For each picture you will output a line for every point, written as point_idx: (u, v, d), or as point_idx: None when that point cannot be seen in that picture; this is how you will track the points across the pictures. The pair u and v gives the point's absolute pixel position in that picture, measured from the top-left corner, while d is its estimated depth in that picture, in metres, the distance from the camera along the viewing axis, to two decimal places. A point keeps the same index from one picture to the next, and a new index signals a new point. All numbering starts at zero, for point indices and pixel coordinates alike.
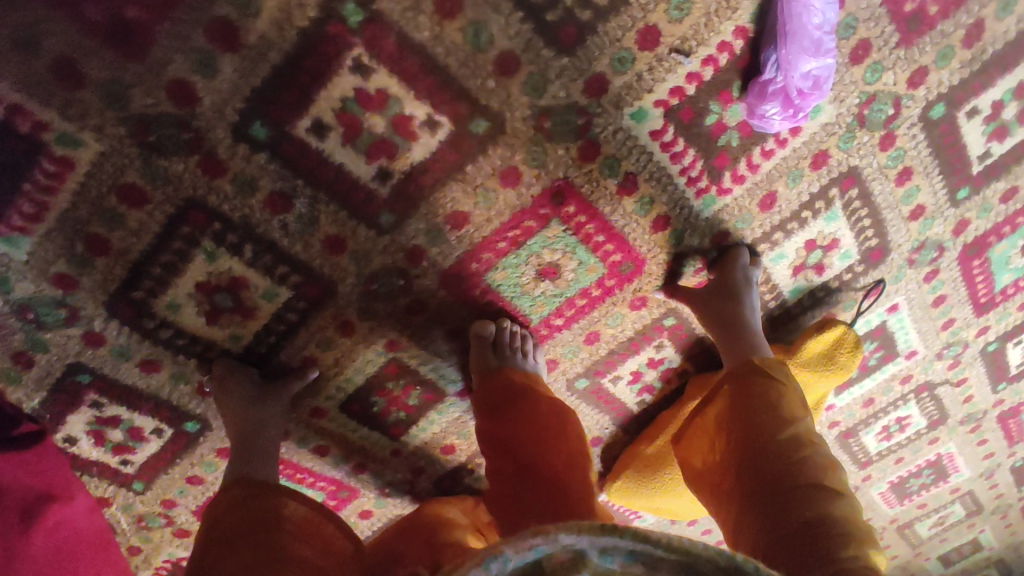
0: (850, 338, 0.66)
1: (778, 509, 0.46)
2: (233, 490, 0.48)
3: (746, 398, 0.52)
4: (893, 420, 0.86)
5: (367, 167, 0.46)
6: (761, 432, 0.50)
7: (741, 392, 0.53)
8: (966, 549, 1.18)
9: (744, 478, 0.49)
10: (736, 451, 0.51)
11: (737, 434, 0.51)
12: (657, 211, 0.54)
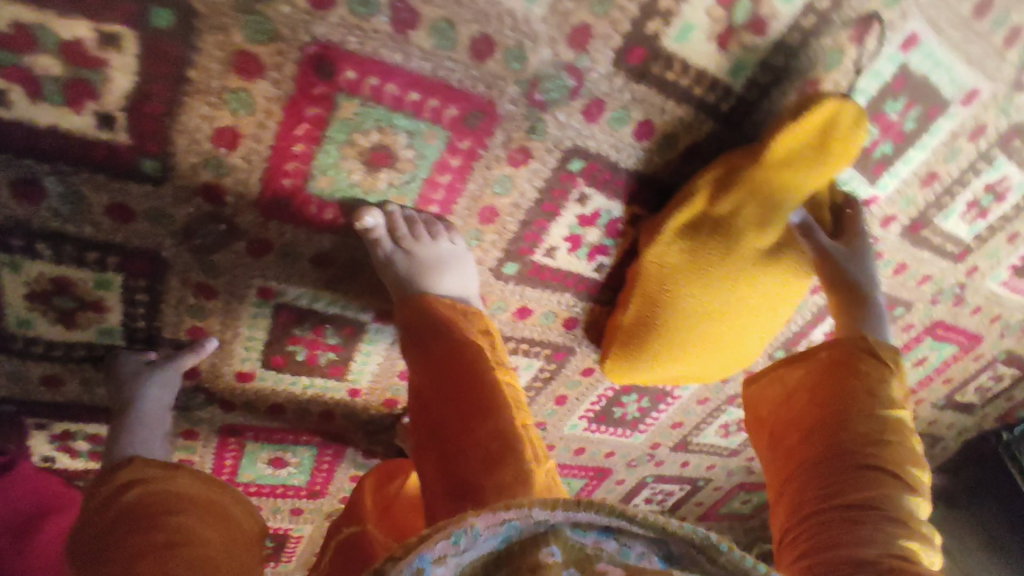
0: (851, 116, 0.46)
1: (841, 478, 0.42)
2: (108, 484, 0.45)
3: (841, 366, 0.48)
4: (981, 190, 0.64)
5: (80, 117, 0.38)
6: (843, 408, 0.45)
7: (837, 361, 0.48)
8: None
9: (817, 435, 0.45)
10: (817, 399, 0.47)
11: (814, 407, 0.47)
12: (470, 36, 0.40)
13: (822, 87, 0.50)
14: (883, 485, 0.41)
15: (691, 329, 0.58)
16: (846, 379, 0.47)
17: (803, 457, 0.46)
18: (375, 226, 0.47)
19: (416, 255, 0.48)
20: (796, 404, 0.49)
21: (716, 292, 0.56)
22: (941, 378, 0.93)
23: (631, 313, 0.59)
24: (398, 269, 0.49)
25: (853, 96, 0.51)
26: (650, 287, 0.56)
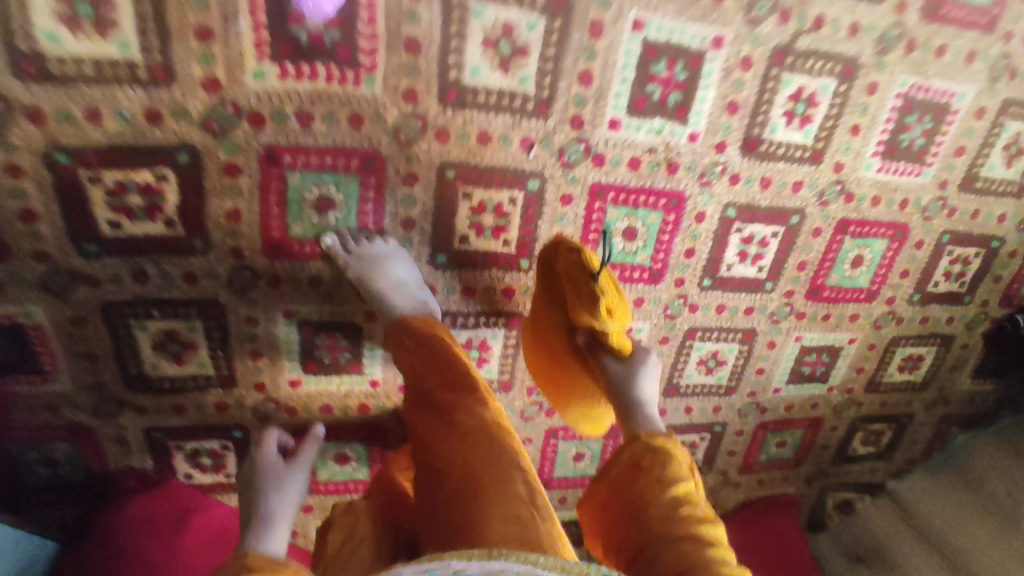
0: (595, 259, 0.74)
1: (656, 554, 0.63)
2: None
3: (633, 466, 0.70)
4: (789, 102, 0.81)
5: (156, 225, 0.69)
6: (648, 500, 0.66)
7: (631, 465, 0.70)
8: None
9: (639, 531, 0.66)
10: (630, 501, 0.68)
11: (628, 492, 0.68)
12: (345, 115, 0.69)
13: (595, 72, 0.73)
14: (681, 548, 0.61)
15: (557, 357, 0.84)
16: (646, 476, 0.68)
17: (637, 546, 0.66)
18: (332, 243, 0.75)
19: (361, 253, 0.75)
20: (616, 491, 0.70)
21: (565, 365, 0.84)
22: (895, 271, 1.02)
23: (529, 346, 0.86)
24: (352, 269, 0.75)
25: (620, 70, 0.73)
26: (533, 325, 0.84)
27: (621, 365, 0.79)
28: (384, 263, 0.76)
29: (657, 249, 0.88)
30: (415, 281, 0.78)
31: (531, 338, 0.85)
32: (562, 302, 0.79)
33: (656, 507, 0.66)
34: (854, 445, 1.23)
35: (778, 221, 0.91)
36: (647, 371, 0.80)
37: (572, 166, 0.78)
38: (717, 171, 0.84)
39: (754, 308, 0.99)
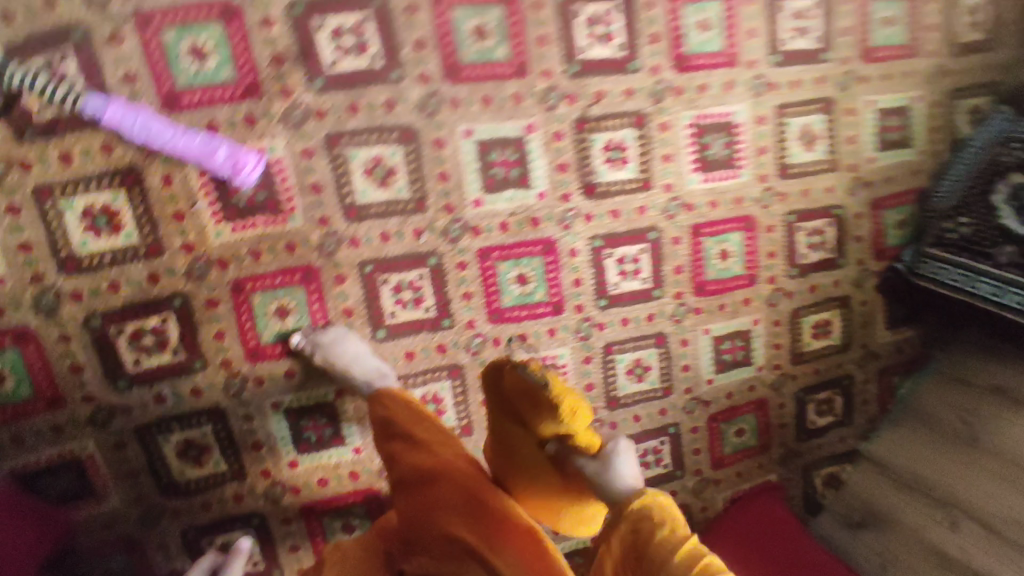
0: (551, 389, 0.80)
1: None
2: None
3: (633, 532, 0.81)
4: (604, 151, 1.08)
5: (166, 355, 0.96)
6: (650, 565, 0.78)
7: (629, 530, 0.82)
8: (864, 122, 1.22)
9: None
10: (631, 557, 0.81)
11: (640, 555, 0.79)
12: (281, 246, 0.97)
13: (449, 171, 1.02)
14: None
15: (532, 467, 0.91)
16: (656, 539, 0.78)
17: None
18: (298, 339, 1.01)
19: (317, 341, 1.00)
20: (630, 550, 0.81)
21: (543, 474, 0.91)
22: (763, 255, 1.23)
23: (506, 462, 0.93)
24: (313, 353, 1.00)
25: (467, 165, 1.02)
26: (504, 442, 0.92)
27: (595, 463, 0.84)
28: (334, 347, 0.99)
29: (549, 286, 1.11)
30: (365, 352, 1.00)
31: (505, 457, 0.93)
32: (524, 417, 0.87)
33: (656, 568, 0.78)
34: (810, 417, 1.36)
35: (640, 240, 1.14)
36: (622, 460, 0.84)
37: (456, 239, 1.05)
38: (572, 215, 1.09)
39: (655, 314, 1.19)
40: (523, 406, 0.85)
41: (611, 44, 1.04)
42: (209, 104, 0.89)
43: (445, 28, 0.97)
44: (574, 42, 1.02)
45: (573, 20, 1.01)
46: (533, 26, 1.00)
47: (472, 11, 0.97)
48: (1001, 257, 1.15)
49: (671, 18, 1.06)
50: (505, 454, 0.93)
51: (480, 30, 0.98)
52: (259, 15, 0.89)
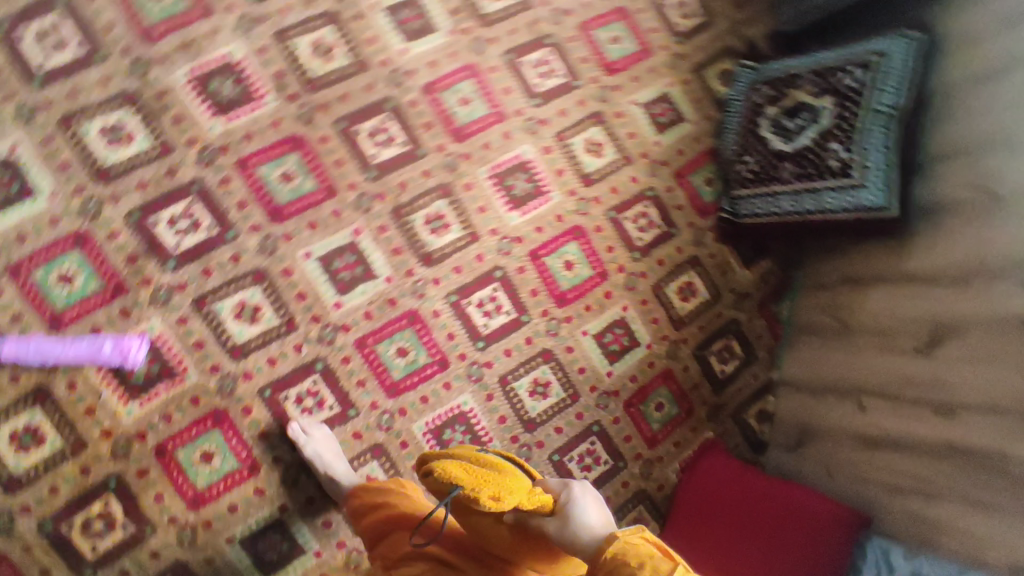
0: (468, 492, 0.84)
1: None
2: None
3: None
4: (426, 224, 1.28)
5: (118, 531, 1.10)
6: None
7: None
8: (635, 119, 1.45)
9: None
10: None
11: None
12: (186, 402, 1.14)
13: (304, 289, 1.21)
14: None
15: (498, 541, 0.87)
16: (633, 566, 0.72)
17: None
18: (297, 426, 1.17)
19: (310, 437, 1.16)
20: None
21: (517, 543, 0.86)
22: (603, 252, 1.41)
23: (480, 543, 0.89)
24: (304, 444, 1.15)
25: (317, 279, 1.22)
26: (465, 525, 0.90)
27: (557, 519, 0.82)
28: (324, 449, 1.15)
29: (428, 347, 1.28)
30: (342, 461, 1.16)
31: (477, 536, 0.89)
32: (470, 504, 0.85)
33: None
34: (718, 368, 1.49)
35: (489, 281, 1.32)
36: (583, 506, 0.82)
37: (333, 341, 1.23)
38: (422, 284, 1.28)
39: (531, 336, 1.35)
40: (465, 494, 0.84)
41: (396, 144, 1.27)
42: (88, 313, 1.09)
43: (258, 184, 1.19)
44: (365, 154, 1.25)
45: (357, 139, 1.25)
46: (327, 156, 1.23)
47: (274, 164, 1.20)
48: (785, 174, 1.37)
49: (436, 106, 1.30)
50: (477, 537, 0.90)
51: (286, 175, 1.21)
52: (105, 233, 1.10)
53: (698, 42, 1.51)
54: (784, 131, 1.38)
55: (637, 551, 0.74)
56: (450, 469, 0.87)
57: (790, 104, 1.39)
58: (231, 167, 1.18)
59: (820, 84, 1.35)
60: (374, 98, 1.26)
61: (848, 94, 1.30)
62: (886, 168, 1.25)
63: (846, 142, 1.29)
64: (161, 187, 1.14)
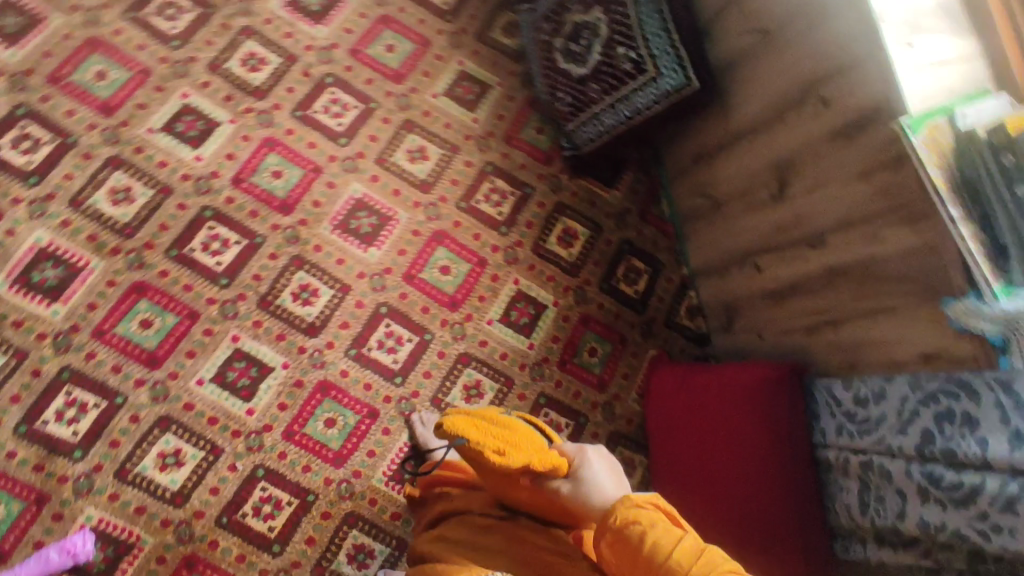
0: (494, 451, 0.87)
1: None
2: None
3: (620, 538, 0.82)
4: (295, 301, 1.32)
5: None
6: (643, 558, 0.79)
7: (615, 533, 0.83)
8: (443, 111, 1.48)
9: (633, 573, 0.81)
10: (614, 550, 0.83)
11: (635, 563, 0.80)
12: (154, 565, 1.17)
13: (213, 412, 1.24)
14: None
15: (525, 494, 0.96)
16: (649, 534, 0.80)
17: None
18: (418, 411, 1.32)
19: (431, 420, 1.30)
20: (623, 562, 0.82)
21: (529, 498, 0.93)
22: (471, 242, 1.44)
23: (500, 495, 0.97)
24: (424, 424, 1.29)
25: (220, 397, 1.25)
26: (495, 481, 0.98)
27: (571, 482, 0.90)
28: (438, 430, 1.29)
29: (351, 406, 1.32)
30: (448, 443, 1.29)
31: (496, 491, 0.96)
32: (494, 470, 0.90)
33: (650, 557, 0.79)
34: (631, 290, 1.51)
35: (377, 321, 1.36)
36: (596, 469, 0.91)
37: (262, 445, 1.26)
38: (318, 354, 1.32)
39: (441, 349, 1.38)
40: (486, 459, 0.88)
41: (231, 245, 1.30)
42: (25, 533, 1.12)
43: (123, 343, 1.22)
44: (208, 267, 1.28)
45: (194, 258, 1.28)
46: (173, 286, 1.26)
47: (129, 318, 1.23)
48: (595, 94, 1.37)
49: (252, 194, 1.34)
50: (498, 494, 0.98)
51: (145, 322, 1.23)
52: (4, 456, 1.14)
53: (468, 13, 1.54)
54: (576, 56, 1.39)
55: (655, 519, 0.82)
56: (468, 428, 0.89)
57: (570, 29, 1.40)
58: (90, 341, 1.20)
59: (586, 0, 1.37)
60: (192, 215, 1.29)
61: None
62: (670, 48, 1.27)
63: (628, 42, 1.30)
64: (35, 391, 1.17)
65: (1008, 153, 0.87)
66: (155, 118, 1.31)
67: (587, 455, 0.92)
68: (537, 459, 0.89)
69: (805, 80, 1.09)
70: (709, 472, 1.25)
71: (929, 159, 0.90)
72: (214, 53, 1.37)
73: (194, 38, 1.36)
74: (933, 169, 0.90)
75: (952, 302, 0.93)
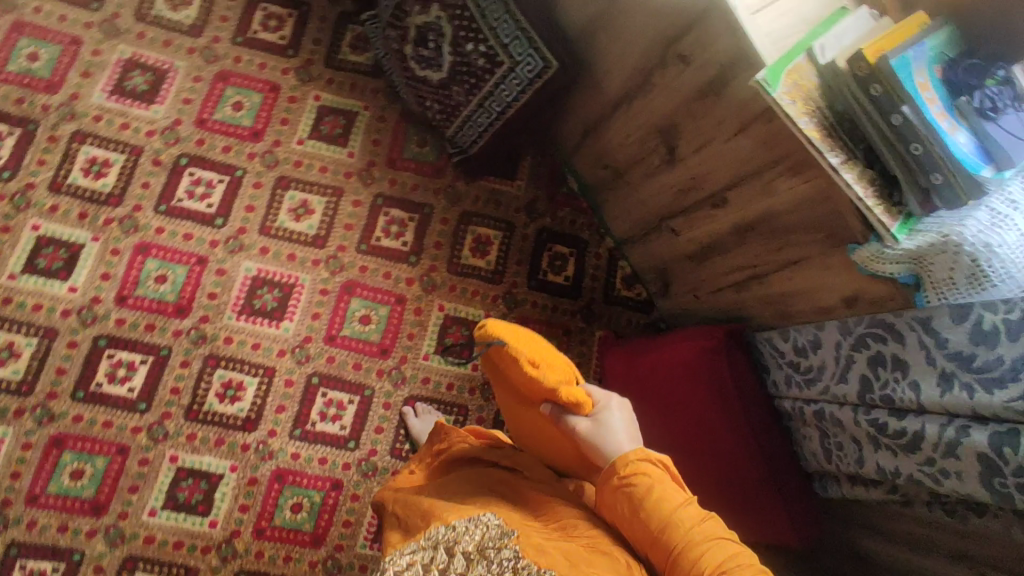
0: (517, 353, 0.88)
1: (652, 537, 0.76)
2: None
3: (622, 488, 0.79)
4: (223, 400, 1.28)
5: None
6: (643, 511, 0.76)
7: (614, 480, 0.80)
8: (314, 155, 1.38)
9: (630, 527, 0.78)
10: (612, 502, 0.80)
11: (632, 516, 0.77)
12: None
13: (175, 537, 1.22)
14: (672, 538, 0.74)
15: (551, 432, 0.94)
16: (650, 496, 0.77)
17: (637, 537, 0.78)
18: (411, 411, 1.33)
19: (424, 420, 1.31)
20: (618, 510, 0.79)
21: (551, 428, 0.93)
22: (383, 282, 1.37)
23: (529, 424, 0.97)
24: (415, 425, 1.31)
25: (177, 520, 1.22)
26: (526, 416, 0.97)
27: (588, 420, 0.86)
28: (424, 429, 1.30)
29: (313, 484, 1.29)
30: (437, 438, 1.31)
31: (524, 416, 0.97)
32: (522, 384, 0.91)
33: (648, 511, 0.76)
34: (561, 278, 1.45)
35: (313, 393, 1.32)
36: (613, 418, 0.86)
37: (235, 552, 1.23)
38: (262, 445, 1.28)
39: (386, 400, 1.35)
40: (515, 369, 0.89)
41: (138, 366, 1.24)
42: None
43: (61, 500, 1.18)
44: (122, 396, 1.23)
45: (104, 392, 1.23)
46: (93, 427, 1.21)
47: (58, 474, 1.19)
48: (460, 97, 1.28)
49: (142, 307, 1.26)
50: (528, 427, 0.98)
51: (76, 472, 1.19)
52: None
53: (310, 40, 1.41)
54: (428, 60, 1.28)
55: (658, 479, 0.78)
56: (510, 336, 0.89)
57: (413, 33, 1.27)
58: (27, 509, 1.17)
59: None
60: (86, 349, 1.23)
61: None
62: (520, 32, 1.16)
63: (474, 35, 1.19)
64: None
65: (874, 81, 0.78)
66: (14, 261, 1.22)
67: (610, 402, 0.88)
68: (563, 387, 0.85)
69: (660, 39, 1.00)
70: (682, 419, 1.20)
71: (794, 110, 0.81)
72: (51, 172, 1.26)
73: (24, 162, 1.25)
74: (803, 120, 0.82)
75: (855, 248, 0.87)
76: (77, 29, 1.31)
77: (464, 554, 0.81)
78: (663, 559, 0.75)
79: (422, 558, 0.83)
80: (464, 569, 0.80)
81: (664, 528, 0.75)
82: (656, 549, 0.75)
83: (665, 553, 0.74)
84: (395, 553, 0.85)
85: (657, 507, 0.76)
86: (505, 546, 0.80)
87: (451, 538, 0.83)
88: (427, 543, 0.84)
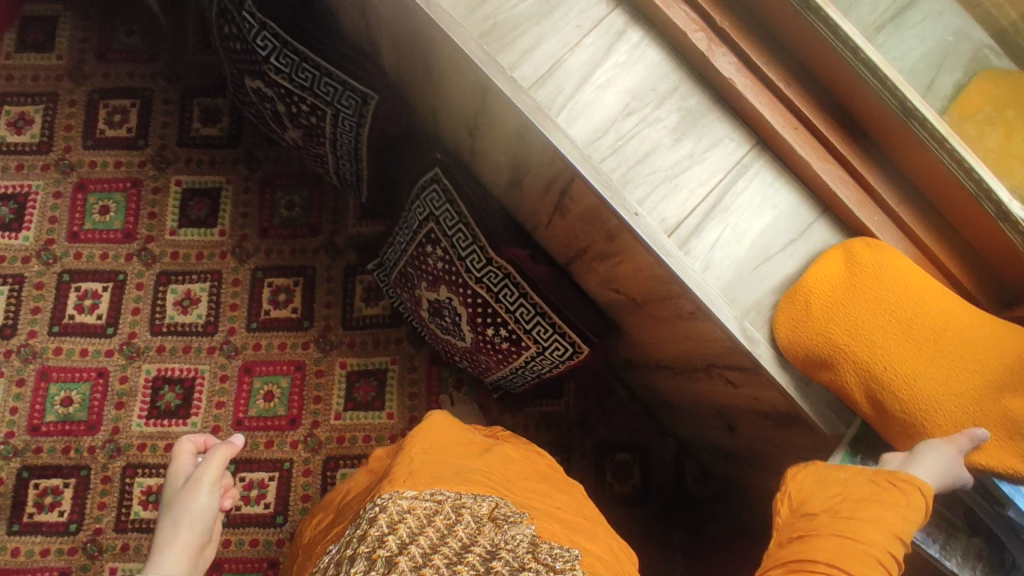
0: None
1: (832, 513, 0.65)
2: None
3: (877, 489, 0.65)
4: None
5: None
6: (865, 507, 0.64)
7: (878, 491, 0.65)
8: (354, 425, 1.33)
9: (826, 497, 0.67)
10: (846, 478, 0.68)
11: (845, 492, 0.67)
12: None
13: None
14: (848, 525, 0.63)
15: (923, 379, 0.67)
16: (876, 506, 0.64)
17: (817, 507, 0.67)
18: None
19: None
20: (836, 479, 0.68)
21: (949, 386, 0.67)
22: None
23: (952, 352, 0.67)
24: None
25: None
26: (942, 329, 0.68)
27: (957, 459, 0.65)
28: None
29: None
30: None
31: (960, 351, 0.67)
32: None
33: (863, 511, 0.64)
34: (629, 487, 1.37)
35: None
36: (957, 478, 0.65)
37: None
38: None
39: None
40: None
41: None
42: None
43: None
44: None
45: None
46: None
47: None
48: (488, 363, 1.19)
49: None
50: (945, 336, 0.68)
51: None
52: None
53: (321, 304, 1.35)
54: (448, 330, 1.19)
55: (897, 515, 0.63)
56: None
57: (428, 306, 1.19)
58: None
59: (426, 275, 1.15)
60: None
61: (449, 276, 1.10)
62: (538, 316, 1.05)
63: (490, 320, 1.09)
64: None
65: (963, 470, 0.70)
66: None
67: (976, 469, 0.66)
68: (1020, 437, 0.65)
69: (700, 356, 0.88)
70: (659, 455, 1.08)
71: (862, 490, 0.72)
72: (114, 513, 1.26)
73: (86, 510, 1.26)
74: None
75: None
76: (101, 360, 1.31)
77: (476, 518, 0.75)
78: (810, 531, 0.65)
79: (423, 507, 0.75)
80: (473, 530, 0.72)
81: (842, 518, 0.64)
82: (817, 521, 0.65)
83: (821, 529, 0.64)
84: (393, 492, 0.78)
85: (874, 513, 0.63)
86: (517, 529, 0.74)
87: (459, 504, 0.77)
88: (432, 497, 0.77)
